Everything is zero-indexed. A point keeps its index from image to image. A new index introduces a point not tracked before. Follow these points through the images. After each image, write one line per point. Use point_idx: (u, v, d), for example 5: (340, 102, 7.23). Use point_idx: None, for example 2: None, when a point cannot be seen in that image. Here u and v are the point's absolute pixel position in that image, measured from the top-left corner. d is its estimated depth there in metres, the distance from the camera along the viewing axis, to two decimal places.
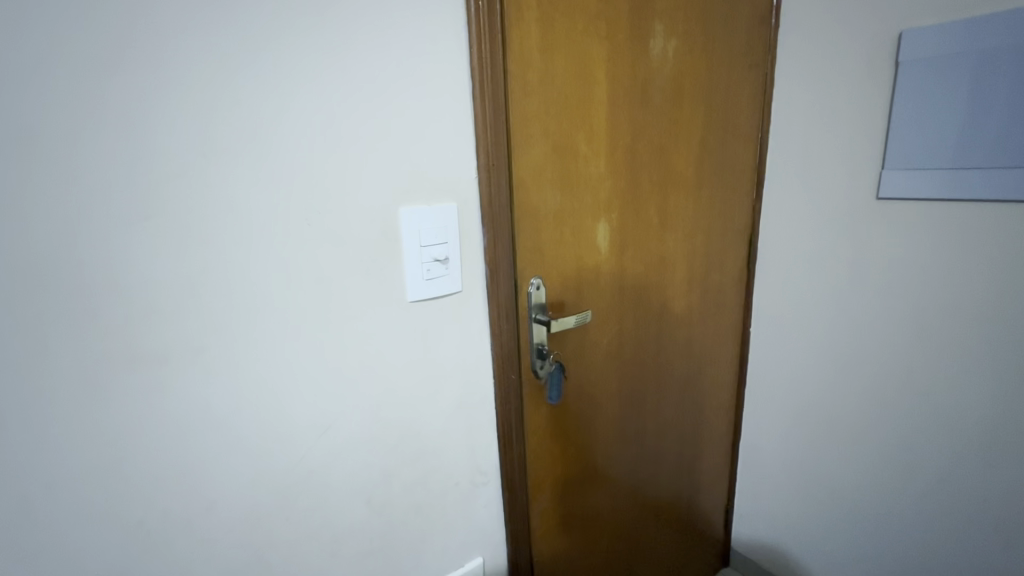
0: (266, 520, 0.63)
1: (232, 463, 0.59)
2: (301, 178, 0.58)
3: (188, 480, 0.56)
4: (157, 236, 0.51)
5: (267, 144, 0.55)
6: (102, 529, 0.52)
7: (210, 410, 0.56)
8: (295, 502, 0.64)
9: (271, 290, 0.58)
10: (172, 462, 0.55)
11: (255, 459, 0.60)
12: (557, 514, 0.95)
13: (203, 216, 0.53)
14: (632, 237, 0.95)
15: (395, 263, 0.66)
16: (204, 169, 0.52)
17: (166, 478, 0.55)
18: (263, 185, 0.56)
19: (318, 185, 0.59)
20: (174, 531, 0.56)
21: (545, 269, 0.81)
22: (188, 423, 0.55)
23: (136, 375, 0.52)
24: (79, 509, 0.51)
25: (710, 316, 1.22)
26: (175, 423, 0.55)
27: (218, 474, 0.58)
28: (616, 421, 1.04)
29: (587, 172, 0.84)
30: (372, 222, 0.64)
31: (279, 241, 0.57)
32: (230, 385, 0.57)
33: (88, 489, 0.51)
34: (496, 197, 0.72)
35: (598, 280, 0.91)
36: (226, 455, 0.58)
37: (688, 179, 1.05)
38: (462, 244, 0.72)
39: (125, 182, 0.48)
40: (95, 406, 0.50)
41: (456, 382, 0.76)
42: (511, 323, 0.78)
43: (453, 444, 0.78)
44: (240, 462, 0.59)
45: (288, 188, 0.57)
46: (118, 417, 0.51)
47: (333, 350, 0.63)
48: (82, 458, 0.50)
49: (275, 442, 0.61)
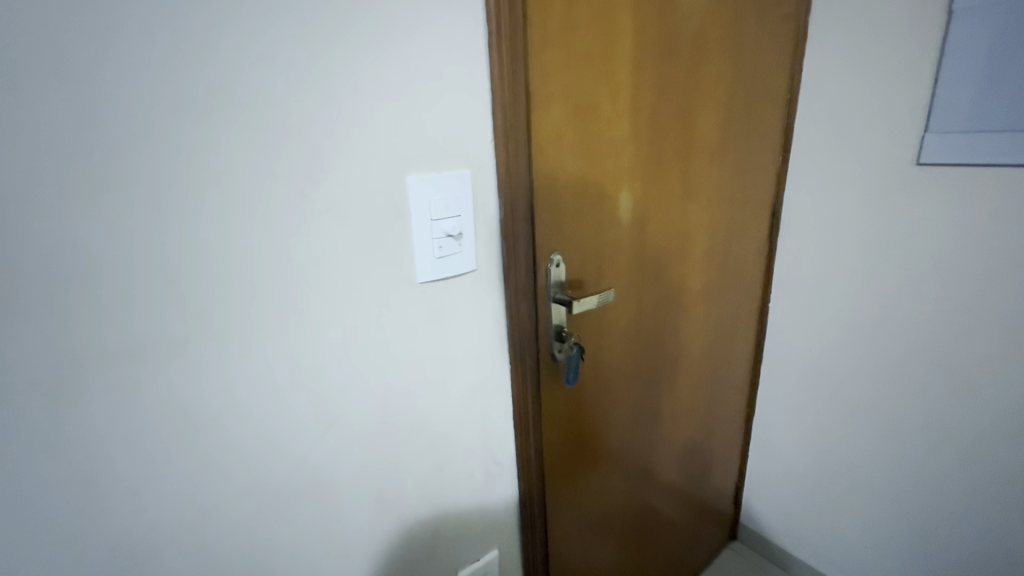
0: (268, 523, 0.57)
1: (229, 467, 0.53)
2: (293, 142, 0.49)
3: (180, 486, 0.50)
4: (122, 211, 0.42)
5: (251, 105, 0.46)
6: (85, 544, 0.46)
7: (199, 409, 0.50)
8: (298, 502, 0.59)
9: (264, 271, 0.50)
10: (162, 468, 0.49)
11: (253, 458, 0.54)
12: (572, 499, 0.91)
13: (176, 187, 0.44)
14: (655, 206, 0.88)
15: (403, 239, 0.59)
16: (179, 130, 0.43)
17: (154, 485, 0.49)
18: (248, 151, 0.47)
19: (317, 152, 0.51)
20: (166, 540, 0.51)
21: (566, 245, 0.74)
22: (174, 424, 0.49)
23: (108, 373, 0.44)
24: (56, 524, 0.45)
25: (729, 292, 1.16)
26: (166, 424, 0.48)
27: (212, 477, 0.52)
28: (632, 401, 1.00)
29: (610, 135, 0.76)
30: (376, 192, 0.56)
31: (270, 219, 0.50)
32: (222, 379, 0.51)
33: (64, 503, 0.44)
34: (514, 164, 0.64)
35: (619, 255, 0.84)
36: (223, 457, 0.52)
37: (714, 143, 0.96)
38: (476, 217, 0.64)
39: (79, 146, 0.40)
40: (65, 411, 0.43)
41: (470, 369, 0.70)
42: (529, 302, 0.71)
43: (468, 434, 0.73)
44: (237, 465, 0.53)
45: (280, 154, 0.49)
46: (90, 423, 0.44)
47: (335, 337, 0.57)
48: (58, 468, 0.44)
49: (273, 442, 0.55)
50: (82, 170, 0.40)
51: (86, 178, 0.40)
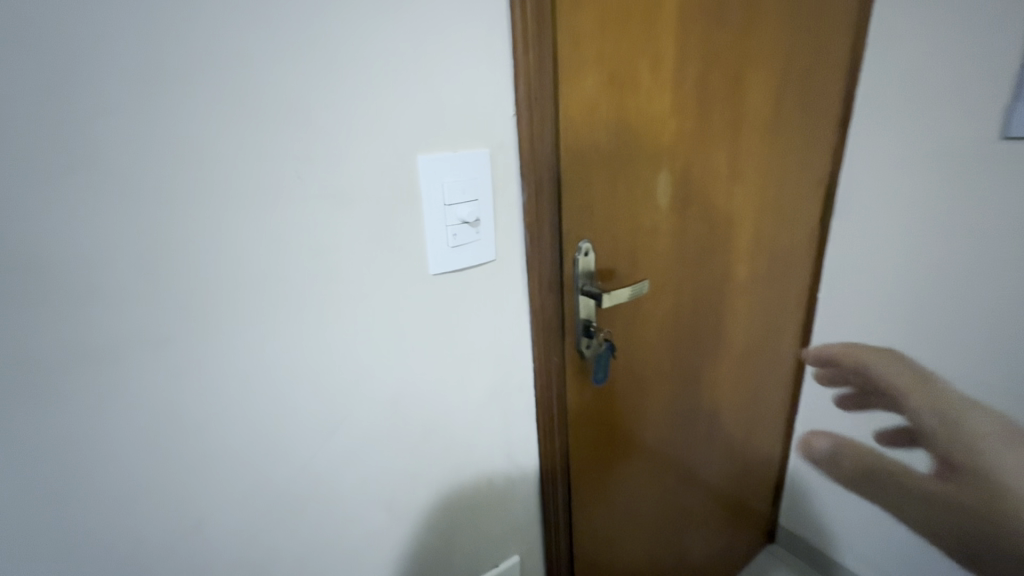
0: (266, 531, 0.52)
1: (224, 473, 0.48)
2: (288, 117, 0.44)
3: (168, 498, 0.45)
4: (88, 193, 0.37)
5: (235, 75, 0.41)
6: (62, 562, 0.42)
7: (184, 418, 0.44)
8: (295, 519, 0.53)
9: (256, 264, 0.45)
10: (145, 478, 0.43)
11: (247, 471, 0.49)
12: (598, 503, 0.86)
13: (149, 167, 0.39)
14: (696, 189, 0.79)
15: (414, 227, 0.52)
16: (152, 102, 0.38)
17: (138, 496, 0.43)
18: (234, 127, 0.41)
19: (316, 129, 0.45)
20: (152, 556, 0.45)
21: (596, 232, 0.67)
22: (158, 432, 0.43)
23: (79, 379, 0.39)
24: (29, 541, 0.40)
25: (776, 280, 1.06)
26: (152, 431, 0.43)
27: (205, 489, 0.47)
28: (666, 399, 0.92)
29: (649, 109, 0.68)
30: (382, 176, 0.49)
31: (265, 203, 0.44)
32: (211, 384, 0.45)
33: (35, 517, 0.40)
34: (539, 142, 0.57)
35: (655, 244, 0.76)
36: (214, 466, 0.47)
37: (765, 117, 0.86)
38: (496, 201, 0.57)
39: (33, 118, 0.34)
40: (33, 417, 0.38)
41: (490, 368, 0.64)
42: (554, 295, 0.65)
43: (486, 438, 0.67)
44: (232, 471, 0.48)
45: (274, 131, 0.43)
46: (62, 431, 0.39)
47: (338, 339, 0.50)
48: (26, 480, 0.39)
49: (272, 448, 0.50)
50: (38, 146, 0.35)
51: (44, 155, 0.35)
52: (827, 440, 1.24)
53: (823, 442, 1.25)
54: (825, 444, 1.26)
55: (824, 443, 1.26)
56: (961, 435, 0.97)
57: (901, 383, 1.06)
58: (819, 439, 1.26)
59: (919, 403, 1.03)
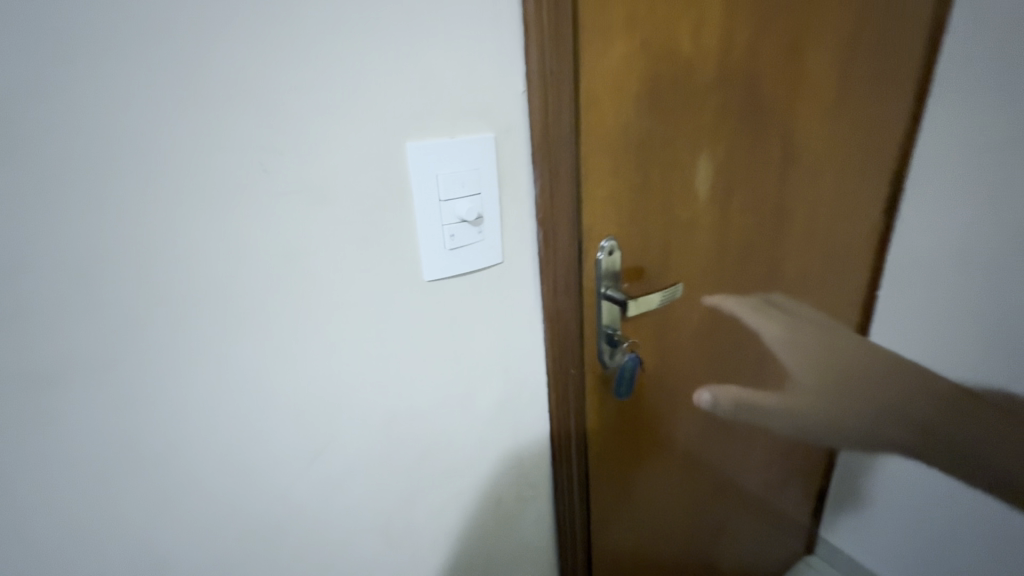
0: (244, 564, 0.46)
1: (191, 505, 0.42)
2: (250, 100, 0.36)
3: (127, 534, 0.40)
4: (6, 195, 0.31)
5: (180, 51, 0.34)
6: None
7: (141, 448, 0.39)
8: (271, 552, 0.47)
9: (217, 273, 0.38)
10: (99, 514, 0.38)
11: (219, 502, 0.43)
12: (620, 521, 0.78)
13: (79, 161, 0.33)
14: (743, 176, 0.69)
15: (405, 228, 0.45)
16: (74, 82, 0.31)
17: (92, 534, 0.39)
18: (180, 111, 0.35)
19: (280, 112, 0.38)
20: None
21: (622, 228, 0.58)
22: (111, 464, 0.38)
23: (12, 410, 0.34)
24: None
25: (831, 276, 0.94)
26: (103, 463, 0.38)
27: (172, 522, 0.42)
28: (700, 409, 0.83)
29: (689, 81, 0.57)
30: (366, 168, 0.42)
31: (221, 202, 0.37)
32: (172, 409, 0.39)
33: None
34: (555, 123, 0.48)
35: (693, 239, 0.66)
36: (180, 498, 0.41)
37: (829, 88, 0.74)
38: (502, 195, 0.49)
39: None
40: None
41: (496, 383, 0.56)
42: (572, 301, 0.56)
43: (494, 457, 0.60)
44: (200, 503, 0.42)
45: (233, 116, 0.36)
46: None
47: (316, 357, 0.44)
48: None
49: (246, 476, 0.44)
50: None
51: None
52: (722, 394, 0.85)
53: (709, 396, 0.84)
54: (710, 403, 0.84)
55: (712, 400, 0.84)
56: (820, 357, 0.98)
57: (777, 342, 0.91)
58: (703, 393, 0.82)
59: (798, 355, 0.96)
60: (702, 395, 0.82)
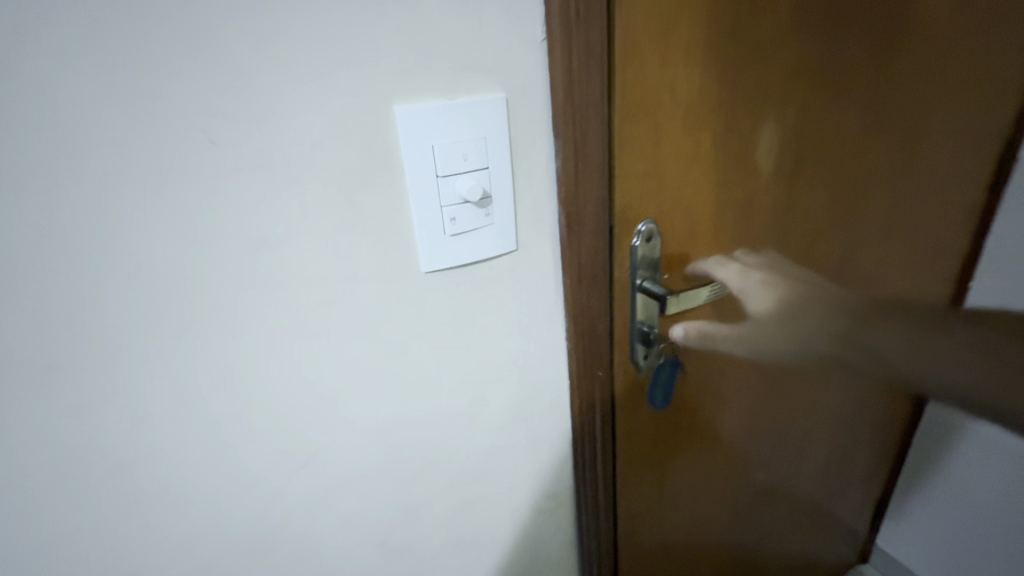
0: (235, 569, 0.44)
1: (174, 511, 0.40)
2: (196, 58, 0.31)
3: (105, 539, 0.38)
4: None
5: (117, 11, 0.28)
6: None
7: (109, 454, 0.36)
8: (261, 562, 0.45)
9: (173, 264, 0.34)
10: (75, 519, 0.37)
11: (198, 511, 0.41)
12: (653, 535, 0.71)
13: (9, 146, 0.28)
14: (818, 143, 0.57)
15: (397, 209, 0.38)
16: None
17: (70, 538, 0.37)
18: (117, 75, 0.29)
19: (240, 76, 0.32)
20: None
21: (664, 209, 0.48)
22: (81, 470, 0.36)
23: None
24: None
25: (917, 266, 0.80)
26: (72, 470, 0.35)
27: (151, 528, 0.40)
28: (749, 414, 0.74)
29: (754, 25, 0.46)
30: (346, 137, 0.35)
31: (176, 184, 0.32)
32: (140, 415, 0.36)
33: None
34: (582, 83, 0.39)
35: (751, 220, 0.56)
36: (158, 505, 0.39)
37: (934, 33, 0.59)
38: (516, 170, 0.42)
39: None
40: None
41: (509, 385, 0.51)
42: (599, 296, 0.48)
43: (508, 465, 0.55)
44: (182, 508, 0.40)
45: (177, 78, 0.31)
46: None
47: (299, 354, 0.40)
48: None
49: (231, 482, 0.41)
50: None
51: None
52: (691, 329, 0.56)
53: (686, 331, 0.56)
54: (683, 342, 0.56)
55: (684, 336, 0.55)
56: (802, 312, 0.58)
57: (753, 282, 0.56)
58: (677, 326, 0.55)
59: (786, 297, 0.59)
60: (673, 329, 0.55)
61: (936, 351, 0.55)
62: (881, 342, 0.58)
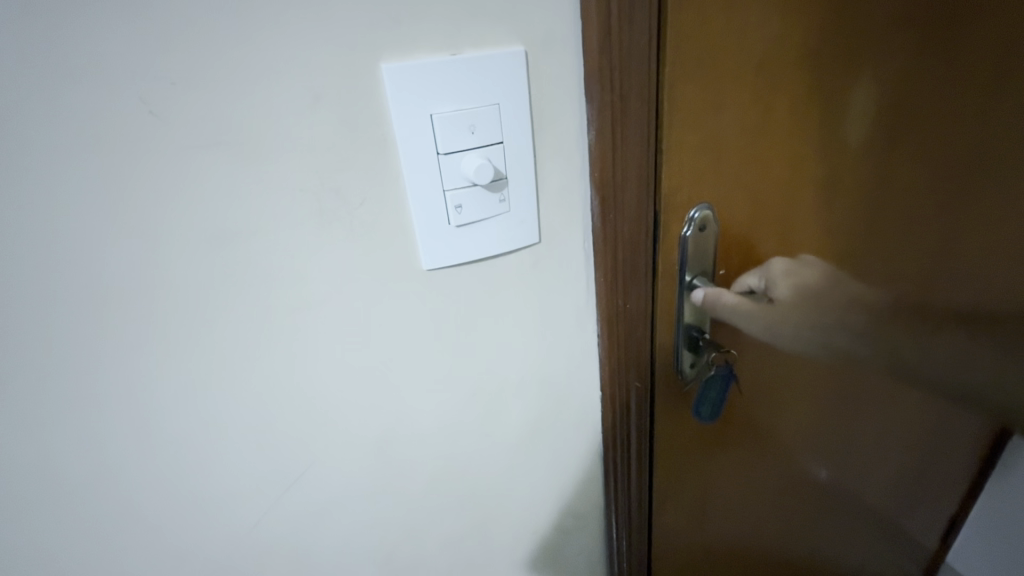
0: None
1: (161, 533, 0.37)
2: (136, 16, 0.24)
3: (91, 562, 0.35)
4: None
5: None
6: None
7: (83, 478, 0.33)
8: None
9: (117, 265, 0.28)
10: (55, 544, 0.34)
11: (175, 535, 0.37)
12: (694, 553, 0.64)
13: None
14: (926, 106, 0.45)
15: (394, 195, 0.32)
16: None
17: (52, 562, 0.34)
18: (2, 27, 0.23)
19: (196, 38, 0.26)
20: None
21: (723, 191, 0.39)
22: (55, 495, 0.32)
23: None
24: None
25: None
26: (44, 495, 0.32)
27: (139, 549, 0.36)
28: (811, 424, 0.65)
29: None
30: (323, 108, 0.29)
31: (127, 174, 0.27)
32: (115, 436, 0.32)
33: None
34: (623, 33, 0.31)
35: (830, 204, 0.46)
36: (143, 527, 0.36)
37: None
38: (538, 145, 0.35)
39: None
40: None
41: (531, 393, 0.45)
42: (638, 294, 0.40)
43: (529, 476, 0.50)
44: (170, 529, 0.37)
45: (100, 33, 0.24)
46: None
47: (282, 366, 0.35)
48: None
49: (220, 501, 0.37)
50: None
51: None
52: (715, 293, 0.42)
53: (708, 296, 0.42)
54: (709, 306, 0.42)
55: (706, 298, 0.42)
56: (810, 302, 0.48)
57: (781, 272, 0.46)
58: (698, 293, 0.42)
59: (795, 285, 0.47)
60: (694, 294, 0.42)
61: (949, 350, 0.52)
62: (903, 335, 0.52)
